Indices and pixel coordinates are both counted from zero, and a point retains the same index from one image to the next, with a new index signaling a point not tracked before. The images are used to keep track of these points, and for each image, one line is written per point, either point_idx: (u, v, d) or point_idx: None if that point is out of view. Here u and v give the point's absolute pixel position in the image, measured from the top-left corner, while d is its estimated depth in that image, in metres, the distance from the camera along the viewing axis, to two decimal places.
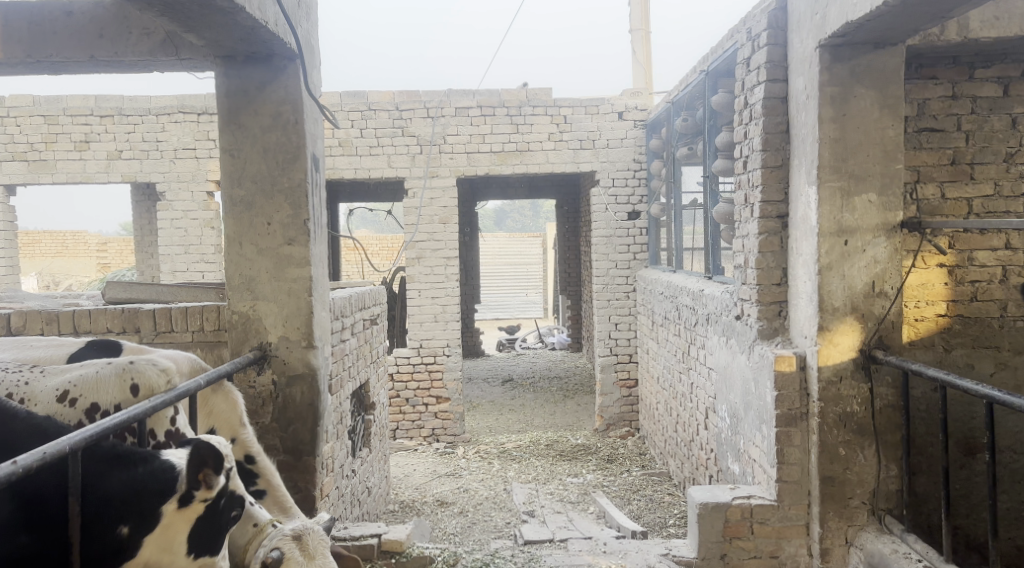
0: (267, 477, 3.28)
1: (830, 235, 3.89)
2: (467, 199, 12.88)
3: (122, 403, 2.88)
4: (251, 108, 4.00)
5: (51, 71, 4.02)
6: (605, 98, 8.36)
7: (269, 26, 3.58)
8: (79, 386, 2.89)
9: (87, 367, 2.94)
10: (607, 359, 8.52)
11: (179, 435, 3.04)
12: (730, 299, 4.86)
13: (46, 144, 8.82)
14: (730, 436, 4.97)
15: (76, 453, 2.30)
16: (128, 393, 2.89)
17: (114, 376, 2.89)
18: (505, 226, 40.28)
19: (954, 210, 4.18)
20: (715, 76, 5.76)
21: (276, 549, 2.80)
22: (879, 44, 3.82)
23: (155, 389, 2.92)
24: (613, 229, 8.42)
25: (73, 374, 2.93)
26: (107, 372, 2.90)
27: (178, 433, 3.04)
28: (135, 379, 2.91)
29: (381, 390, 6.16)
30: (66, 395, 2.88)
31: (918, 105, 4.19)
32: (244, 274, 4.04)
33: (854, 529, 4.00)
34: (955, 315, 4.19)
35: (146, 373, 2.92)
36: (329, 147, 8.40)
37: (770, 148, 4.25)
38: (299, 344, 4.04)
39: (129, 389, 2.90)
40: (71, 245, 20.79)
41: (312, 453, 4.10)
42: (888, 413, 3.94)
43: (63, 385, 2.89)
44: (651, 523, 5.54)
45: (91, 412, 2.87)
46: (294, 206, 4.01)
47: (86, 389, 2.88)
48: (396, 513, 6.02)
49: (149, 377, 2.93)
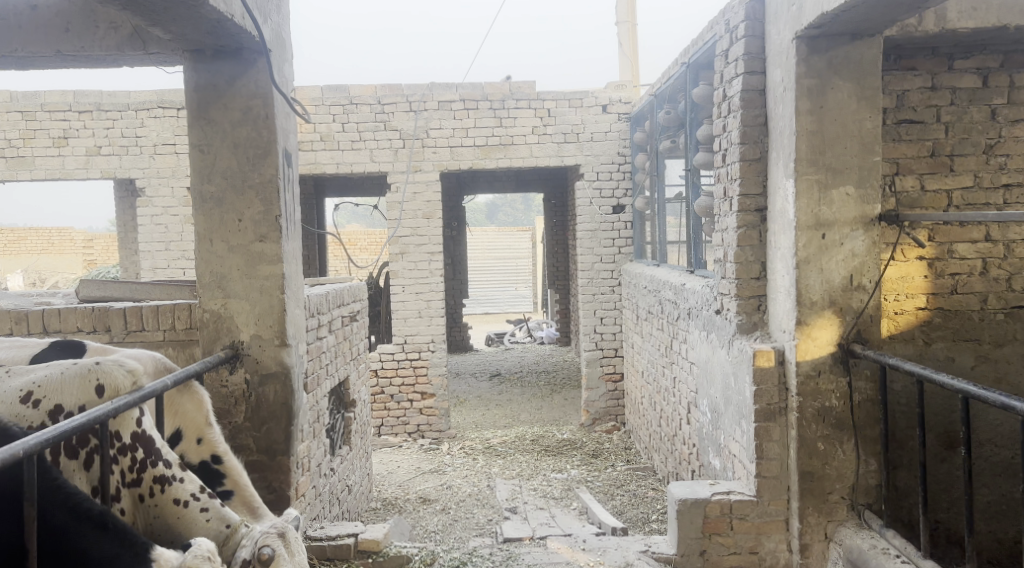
0: (235, 477, 3.22)
1: (808, 229, 3.85)
2: (453, 193, 12.84)
3: (87, 404, 2.77)
4: (220, 103, 3.93)
5: (16, 66, 3.95)
6: (589, 91, 8.31)
7: (236, 19, 3.51)
8: (43, 386, 2.76)
9: (52, 367, 2.82)
10: (592, 353, 8.49)
11: (147, 438, 2.84)
12: (710, 293, 4.83)
13: (24, 140, 8.74)
14: (711, 431, 4.94)
15: (32, 458, 2.23)
16: (93, 394, 2.78)
17: (79, 377, 2.78)
18: (495, 220, 40.22)
19: (933, 202, 4.15)
20: (696, 69, 5.71)
21: (266, 547, 2.59)
22: (857, 35, 3.78)
23: (121, 390, 2.82)
24: (598, 223, 8.38)
25: (37, 374, 2.80)
26: (72, 372, 2.79)
27: (147, 437, 2.84)
28: (100, 379, 2.80)
29: (362, 386, 6.11)
30: (29, 396, 2.74)
31: (897, 97, 4.15)
32: (215, 272, 3.97)
33: (834, 524, 3.97)
34: (935, 308, 4.16)
35: (112, 374, 2.82)
36: (311, 142, 8.32)
37: (747, 141, 4.21)
38: (272, 342, 3.98)
39: (95, 389, 2.79)
40: (56, 243, 20.66)
41: (286, 452, 4.05)
42: (867, 408, 3.92)
43: (26, 385, 2.75)
44: (634, 518, 5.51)
45: (54, 414, 2.74)
46: (266, 202, 3.95)
47: (51, 390, 2.76)
48: (377, 511, 5.98)
49: (116, 377, 2.82)
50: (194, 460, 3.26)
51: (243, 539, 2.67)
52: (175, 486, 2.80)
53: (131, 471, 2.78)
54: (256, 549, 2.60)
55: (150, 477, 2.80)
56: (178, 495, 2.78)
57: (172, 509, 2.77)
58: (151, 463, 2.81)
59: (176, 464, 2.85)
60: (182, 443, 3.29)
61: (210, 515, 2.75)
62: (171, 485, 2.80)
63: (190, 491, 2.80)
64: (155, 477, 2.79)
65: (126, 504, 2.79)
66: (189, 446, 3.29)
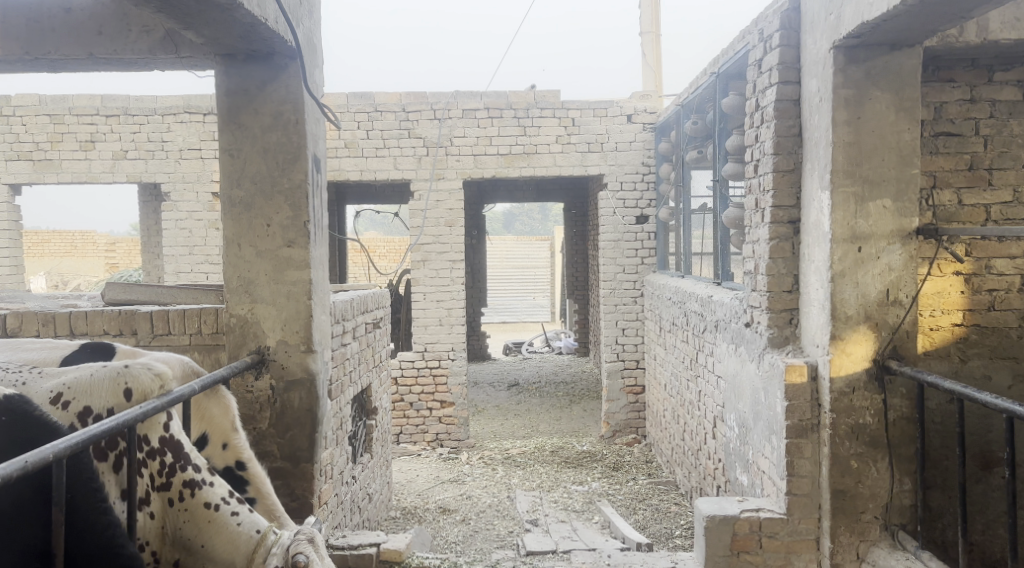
0: (258, 484, 3.18)
1: (844, 242, 3.78)
2: (474, 202, 12.82)
3: (115, 407, 2.73)
4: (251, 108, 3.91)
5: (50, 68, 3.95)
6: (613, 101, 8.26)
7: (269, 24, 3.50)
8: (73, 388, 2.72)
9: (83, 369, 2.78)
10: (613, 364, 8.41)
11: (175, 443, 2.78)
12: (739, 306, 4.76)
13: (51, 143, 8.79)
14: (738, 446, 4.86)
15: (60, 463, 2.18)
16: (122, 398, 2.74)
17: (108, 380, 2.74)
18: (514, 229, 40.22)
19: (972, 216, 4.06)
20: (726, 79, 5.65)
21: (299, 553, 2.51)
22: (896, 45, 3.71)
23: (150, 395, 2.78)
24: (621, 233, 8.32)
25: (69, 376, 2.76)
26: (101, 375, 2.75)
27: (175, 441, 2.78)
28: (129, 383, 2.76)
29: (384, 395, 6.08)
30: (59, 397, 2.70)
31: (935, 108, 4.08)
32: (242, 276, 3.95)
33: (866, 544, 3.88)
34: (972, 325, 4.07)
35: (141, 378, 2.77)
36: (335, 149, 8.33)
37: (781, 152, 4.15)
38: (298, 349, 3.95)
39: (123, 393, 2.74)
40: (79, 245, 20.83)
41: (310, 460, 4.01)
42: (902, 425, 3.83)
43: (58, 385, 2.72)
44: (657, 533, 5.43)
45: (84, 415, 2.70)
46: (294, 207, 3.93)
47: (81, 391, 2.72)
48: (397, 520, 5.93)
49: (143, 382, 2.78)
50: (219, 465, 3.21)
51: (272, 547, 2.62)
52: (205, 490, 2.75)
53: (160, 474, 2.72)
54: (288, 556, 2.53)
55: (179, 481, 2.74)
56: (208, 499, 2.72)
57: (201, 513, 2.71)
58: (181, 468, 2.74)
59: (205, 469, 2.79)
60: (207, 447, 3.25)
61: (240, 519, 2.71)
62: (201, 489, 2.74)
63: (221, 495, 2.75)
64: (184, 481, 2.73)
65: (156, 507, 2.73)
66: (215, 451, 3.24)
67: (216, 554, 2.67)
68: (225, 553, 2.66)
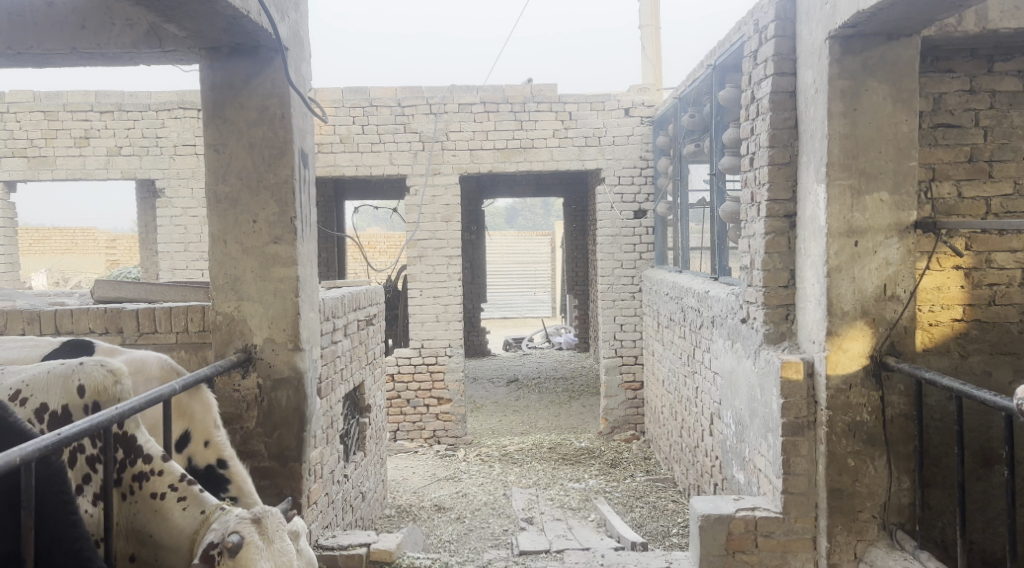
0: (239, 483, 3.10)
1: (840, 236, 3.71)
2: (473, 197, 12.75)
3: (69, 405, 2.64)
4: (236, 102, 3.85)
5: (32, 63, 3.89)
6: (611, 94, 8.18)
7: (252, 16, 3.42)
8: (31, 385, 2.63)
9: (38, 366, 2.69)
10: (611, 360, 8.34)
11: (129, 438, 2.70)
12: (735, 301, 4.68)
13: (45, 140, 8.73)
14: (735, 444, 4.80)
15: (29, 465, 2.10)
16: (74, 395, 2.64)
17: (61, 376, 2.65)
18: (516, 224, 40.18)
19: (971, 209, 3.98)
20: (722, 71, 5.57)
21: (235, 532, 2.26)
22: (893, 35, 3.64)
23: (103, 392, 2.67)
24: (619, 228, 8.25)
25: (24, 373, 2.67)
26: (56, 371, 2.66)
27: (128, 436, 2.70)
28: (82, 380, 2.65)
29: (378, 392, 6.01)
30: (17, 395, 2.62)
31: (934, 99, 3.99)
32: (228, 274, 3.89)
33: (864, 544, 3.81)
34: (971, 320, 4.00)
35: (95, 374, 2.67)
36: (330, 144, 8.26)
37: (777, 145, 4.07)
38: (285, 347, 3.88)
39: (76, 390, 2.64)
40: (80, 243, 20.78)
41: (298, 459, 3.94)
42: (900, 423, 3.76)
43: (16, 384, 2.63)
44: (654, 532, 5.36)
45: (40, 413, 2.62)
46: (281, 203, 3.86)
47: (38, 388, 2.63)
48: (392, 519, 5.87)
49: (97, 378, 2.67)
50: (201, 463, 3.15)
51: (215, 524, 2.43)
52: (154, 480, 2.61)
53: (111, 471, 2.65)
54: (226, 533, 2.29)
55: (129, 476, 2.64)
56: (155, 488, 2.59)
57: (149, 502, 2.58)
58: (130, 462, 2.65)
59: (156, 457, 2.67)
60: (188, 446, 3.20)
61: (187, 503, 2.54)
62: (151, 479, 2.62)
63: (169, 482, 2.60)
64: (133, 475, 2.63)
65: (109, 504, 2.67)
66: (197, 449, 3.19)
67: (164, 541, 2.53)
68: (173, 538, 2.51)
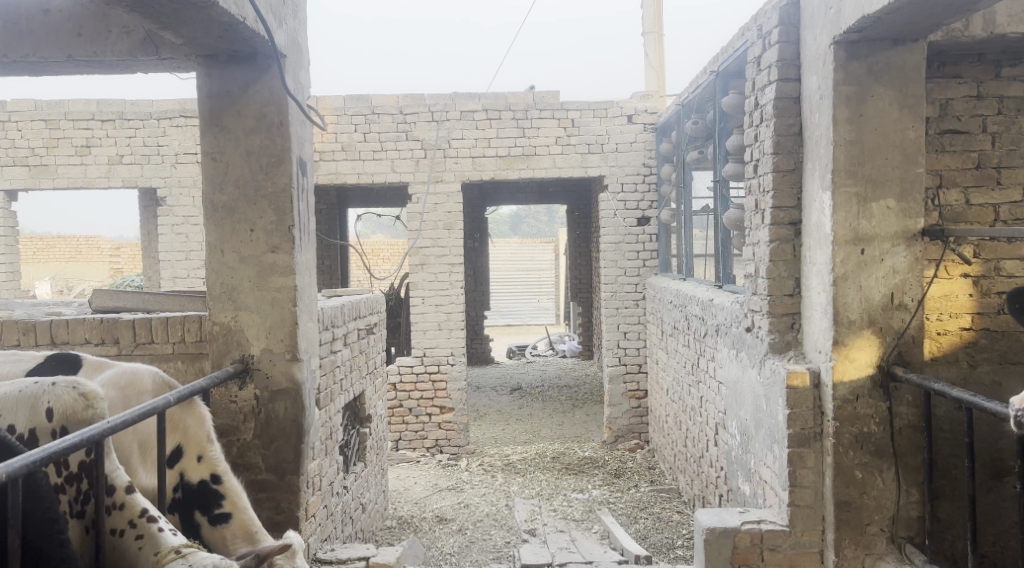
0: (233, 497, 3.06)
1: (847, 244, 3.65)
2: (475, 204, 12.71)
3: (36, 428, 2.49)
4: (234, 110, 3.80)
5: (27, 71, 3.85)
6: (613, 101, 8.13)
7: (248, 23, 3.37)
8: None
9: (12, 384, 2.55)
10: (615, 369, 8.27)
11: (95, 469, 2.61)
12: (740, 310, 4.62)
13: (46, 148, 8.71)
14: (740, 455, 4.73)
15: (16, 482, 2.04)
16: (42, 419, 2.49)
17: (28, 398, 2.50)
18: (519, 231, 40.17)
19: (979, 216, 3.91)
20: (726, 77, 5.52)
21: None
22: (898, 40, 3.58)
23: (71, 417, 2.51)
24: (622, 235, 8.18)
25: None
26: (26, 392, 2.52)
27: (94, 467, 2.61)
28: (49, 402, 2.50)
29: (379, 402, 5.96)
30: None
31: (940, 105, 3.94)
32: (225, 284, 3.83)
33: (872, 557, 3.74)
34: (980, 329, 3.92)
35: (63, 397, 2.51)
36: (332, 152, 8.22)
37: (782, 151, 4.01)
38: (283, 357, 3.83)
39: (44, 414, 2.50)
40: (83, 251, 20.74)
41: (296, 471, 3.88)
42: (909, 434, 3.69)
43: None
44: (658, 544, 5.29)
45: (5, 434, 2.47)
46: (278, 211, 3.81)
47: (4, 408, 2.49)
48: (393, 530, 5.80)
49: (66, 402, 2.51)
50: (194, 478, 3.11)
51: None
52: (116, 515, 2.48)
53: (75, 502, 2.52)
54: None
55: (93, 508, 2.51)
56: (115, 524, 2.46)
57: (107, 539, 2.46)
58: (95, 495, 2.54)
59: (119, 489, 2.53)
60: (181, 461, 3.14)
61: (143, 543, 2.40)
62: (112, 513, 2.48)
63: (129, 518, 2.46)
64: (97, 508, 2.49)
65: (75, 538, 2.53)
66: (189, 464, 3.14)
67: None
68: None
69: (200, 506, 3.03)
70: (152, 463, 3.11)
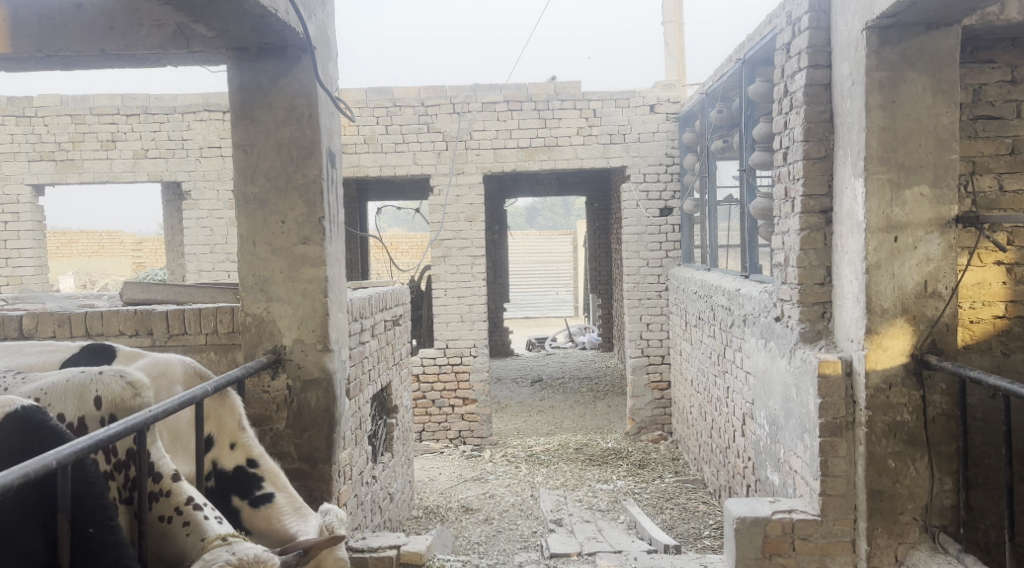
0: (272, 478, 3.12)
1: (880, 231, 3.62)
2: (495, 197, 12.70)
3: (85, 416, 2.53)
4: (264, 102, 3.82)
5: (60, 66, 3.88)
6: (636, 91, 8.10)
7: (279, 14, 3.38)
8: (48, 393, 2.58)
9: (61, 373, 2.62)
10: (638, 360, 8.25)
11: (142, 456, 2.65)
12: (769, 300, 4.60)
13: (72, 143, 8.78)
14: (769, 445, 4.71)
15: (66, 469, 2.07)
16: (90, 407, 2.53)
17: (77, 386, 2.55)
18: (536, 224, 40.14)
19: (1013, 203, 3.87)
20: (752, 65, 5.49)
21: None
22: (932, 24, 3.54)
23: (119, 404, 2.54)
24: (644, 226, 8.16)
25: (47, 381, 2.63)
26: (74, 380, 2.57)
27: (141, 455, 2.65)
28: (98, 391, 2.54)
29: (404, 393, 5.98)
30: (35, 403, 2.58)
31: (973, 91, 3.90)
32: (257, 275, 3.86)
33: (905, 546, 3.71)
34: (1013, 317, 3.89)
35: (111, 386, 2.55)
36: (354, 144, 8.24)
37: (812, 139, 3.99)
38: (314, 348, 3.85)
39: (92, 402, 2.54)
40: (107, 245, 20.93)
41: (328, 460, 3.91)
42: (942, 423, 3.66)
43: (34, 392, 2.59)
44: (685, 534, 5.28)
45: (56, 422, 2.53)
46: (309, 203, 3.82)
47: (54, 397, 2.56)
48: (419, 520, 5.83)
49: (113, 390, 2.55)
50: (229, 465, 3.15)
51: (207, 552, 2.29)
52: (164, 500, 2.51)
53: (124, 488, 2.57)
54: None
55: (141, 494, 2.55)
56: (162, 511, 2.49)
57: (155, 525, 2.49)
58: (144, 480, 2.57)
59: (166, 476, 2.56)
60: (214, 448, 3.17)
61: (190, 530, 2.44)
62: (160, 500, 2.52)
63: (175, 505, 2.50)
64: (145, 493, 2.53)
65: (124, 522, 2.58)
66: (223, 452, 3.17)
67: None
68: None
69: (238, 490, 3.08)
70: (185, 452, 3.14)
